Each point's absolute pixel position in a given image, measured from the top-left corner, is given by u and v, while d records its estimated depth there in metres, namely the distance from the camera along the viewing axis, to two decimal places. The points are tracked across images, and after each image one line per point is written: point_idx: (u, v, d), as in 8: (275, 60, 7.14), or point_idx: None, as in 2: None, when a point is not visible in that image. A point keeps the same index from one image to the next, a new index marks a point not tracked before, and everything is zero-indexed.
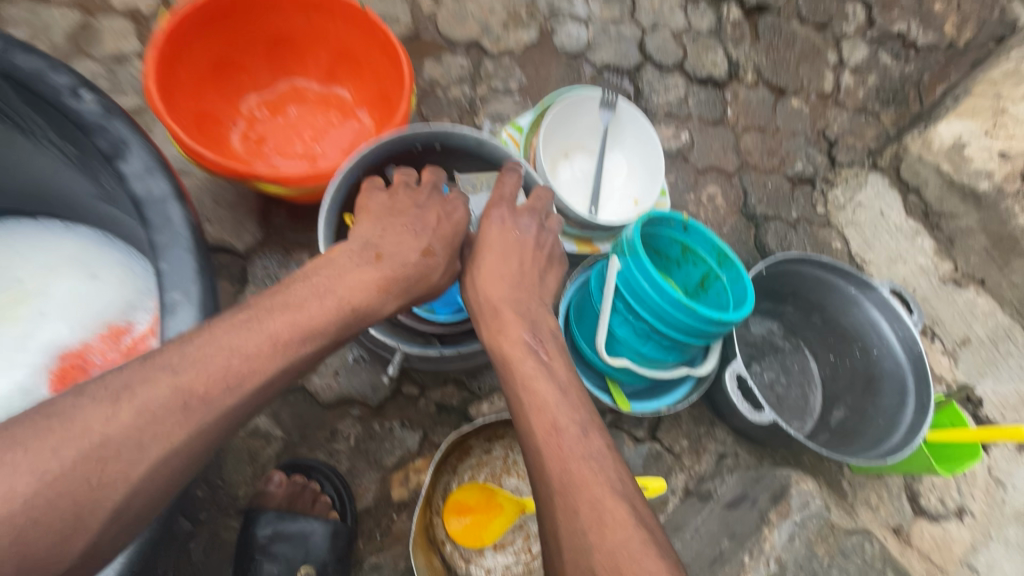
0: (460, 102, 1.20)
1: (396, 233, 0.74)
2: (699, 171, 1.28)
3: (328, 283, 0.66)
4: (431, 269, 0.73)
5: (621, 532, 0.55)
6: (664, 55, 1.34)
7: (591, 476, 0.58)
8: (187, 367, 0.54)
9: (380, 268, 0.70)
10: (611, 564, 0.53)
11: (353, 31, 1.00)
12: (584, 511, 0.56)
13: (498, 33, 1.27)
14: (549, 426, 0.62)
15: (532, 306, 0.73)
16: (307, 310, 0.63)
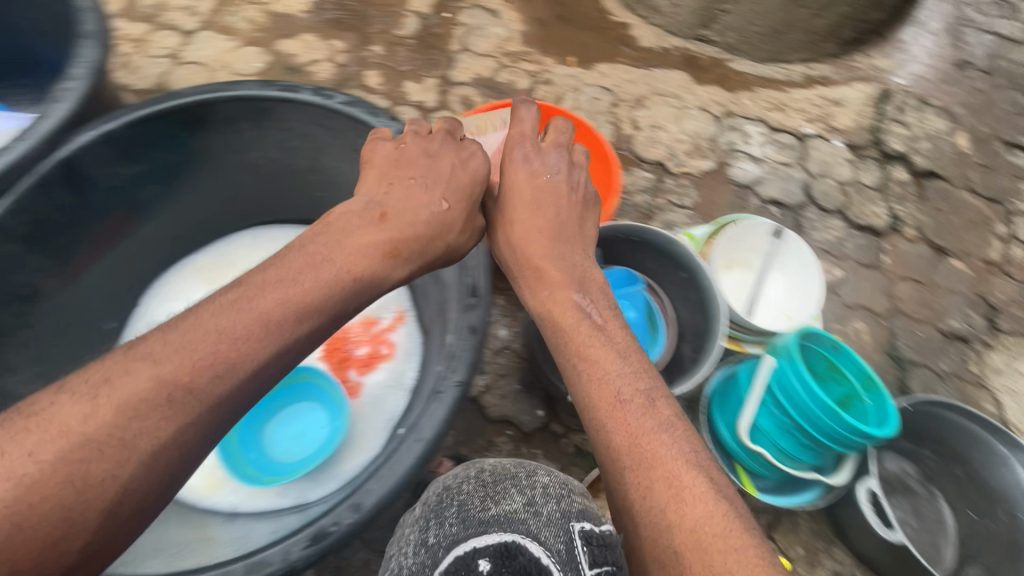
0: (640, 206, 1.44)
1: (409, 194, 0.85)
2: (847, 306, 1.38)
3: (327, 251, 0.75)
4: (447, 231, 0.85)
5: (695, 505, 0.65)
6: (827, 199, 1.51)
7: (660, 452, 0.70)
8: (165, 357, 0.62)
9: (385, 227, 0.80)
10: (693, 538, 0.63)
11: None
12: (658, 488, 0.67)
13: (681, 158, 1.53)
14: (612, 399, 0.75)
15: (568, 253, 0.89)
16: (301, 282, 0.71)
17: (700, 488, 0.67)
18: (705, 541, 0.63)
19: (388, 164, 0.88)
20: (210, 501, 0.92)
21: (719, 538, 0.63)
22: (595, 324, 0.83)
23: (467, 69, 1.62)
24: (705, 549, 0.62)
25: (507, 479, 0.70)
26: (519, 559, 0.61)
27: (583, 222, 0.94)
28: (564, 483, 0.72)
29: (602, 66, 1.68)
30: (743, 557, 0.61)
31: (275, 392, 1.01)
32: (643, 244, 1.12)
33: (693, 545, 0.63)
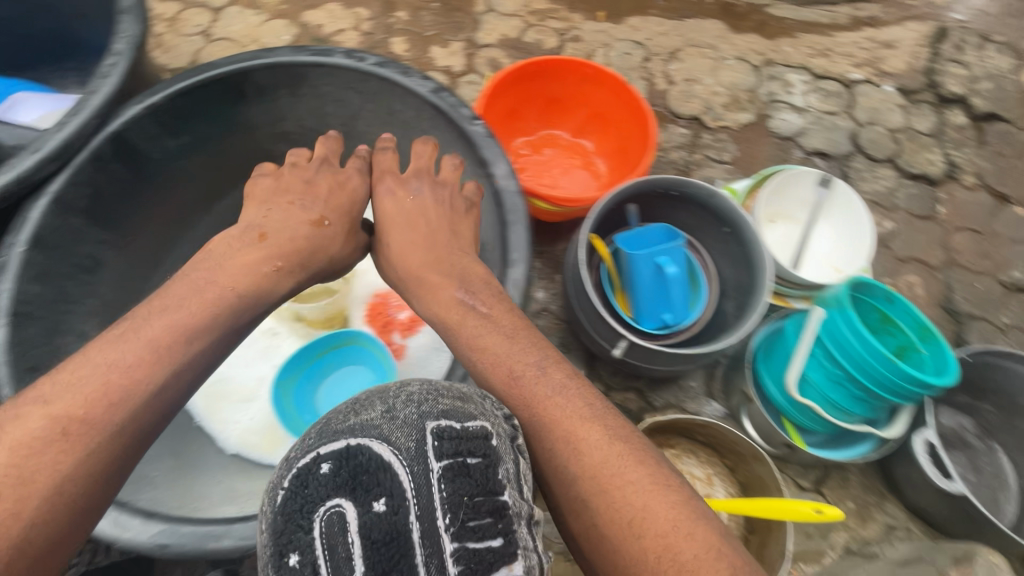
0: (676, 163, 1.40)
1: (279, 215, 0.92)
2: (900, 259, 1.31)
3: (212, 275, 0.82)
4: (325, 240, 0.92)
5: (607, 465, 0.67)
6: (876, 148, 1.43)
7: (547, 411, 0.72)
8: (57, 394, 0.64)
9: (260, 247, 0.87)
10: (597, 483, 0.66)
11: (612, 97, 1.27)
12: (558, 446, 0.69)
13: (719, 112, 1.47)
14: (507, 377, 0.75)
15: (453, 250, 0.91)
16: (187, 308, 0.76)
17: (608, 447, 0.68)
18: (605, 482, 0.66)
19: (263, 194, 0.96)
20: (270, 458, 0.97)
21: (620, 475, 0.66)
22: (481, 315, 0.82)
23: (494, 31, 1.58)
24: (604, 489, 0.66)
25: (377, 395, 0.68)
26: (359, 458, 0.60)
27: (459, 223, 0.95)
28: (437, 387, 0.69)
29: (632, 19, 1.61)
30: (638, 486, 0.65)
31: (326, 355, 1.03)
32: (685, 198, 1.08)
33: (595, 487, 0.66)
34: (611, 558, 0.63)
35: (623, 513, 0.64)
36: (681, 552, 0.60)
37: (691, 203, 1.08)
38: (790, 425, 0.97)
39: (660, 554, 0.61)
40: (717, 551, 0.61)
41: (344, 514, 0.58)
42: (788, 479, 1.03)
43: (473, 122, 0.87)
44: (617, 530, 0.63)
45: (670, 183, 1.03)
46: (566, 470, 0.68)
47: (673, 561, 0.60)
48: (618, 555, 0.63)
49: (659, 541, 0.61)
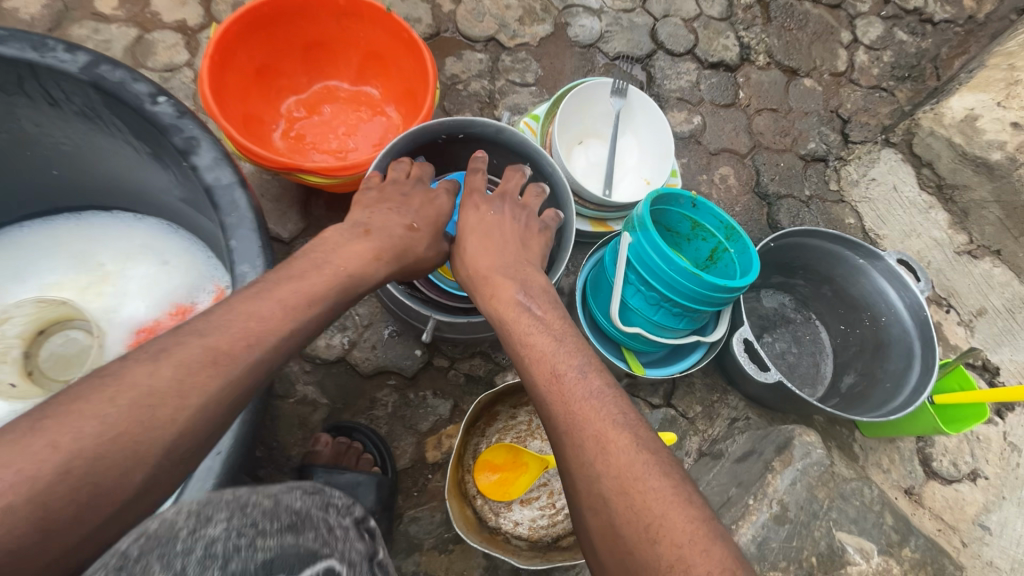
0: (479, 95, 1.27)
1: (383, 215, 0.83)
2: (712, 153, 1.32)
3: (325, 253, 0.73)
4: (417, 242, 0.84)
5: (649, 475, 0.57)
6: (675, 42, 1.39)
7: (583, 410, 0.63)
8: (212, 328, 0.59)
9: (369, 240, 0.78)
10: (618, 486, 0.57)
11: (380, 31, 1.08)
12: (587, 445, 0.61)
13: (514, 28, 1.33)
14: (550, 374, 0.67)
15: (494, 245, 0.84)
16: (311, 278, 0.68)
17: (648, 458, 0.59)
18: (629, 487, 0.57)
19: (364, 197, 0.85)
20: None
21: (644, 481, 0.57)
22: (537, 317, 0.74)
23: None
24: (634, 504, 0.56)
25: (151, 554, 0.32)
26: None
27: (526, 239, 0.87)
28: (252, 516, 0.35)
29: None
30: (661, 495, 0.56)
31: None
32: (475, 138, 0.96)
33: (616, 487, 0.57)
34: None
35: (654, 529, 0.54)
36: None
37: (482, 142, 0.96)
38: (629, 354, 0.96)
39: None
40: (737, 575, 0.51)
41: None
42: (640, 401, 1.03)
43: (156, 101, 0.66)
44: (654, 556, 0.53)
45: (450, 126, 0.90)
46: (594, 480, 0.59)
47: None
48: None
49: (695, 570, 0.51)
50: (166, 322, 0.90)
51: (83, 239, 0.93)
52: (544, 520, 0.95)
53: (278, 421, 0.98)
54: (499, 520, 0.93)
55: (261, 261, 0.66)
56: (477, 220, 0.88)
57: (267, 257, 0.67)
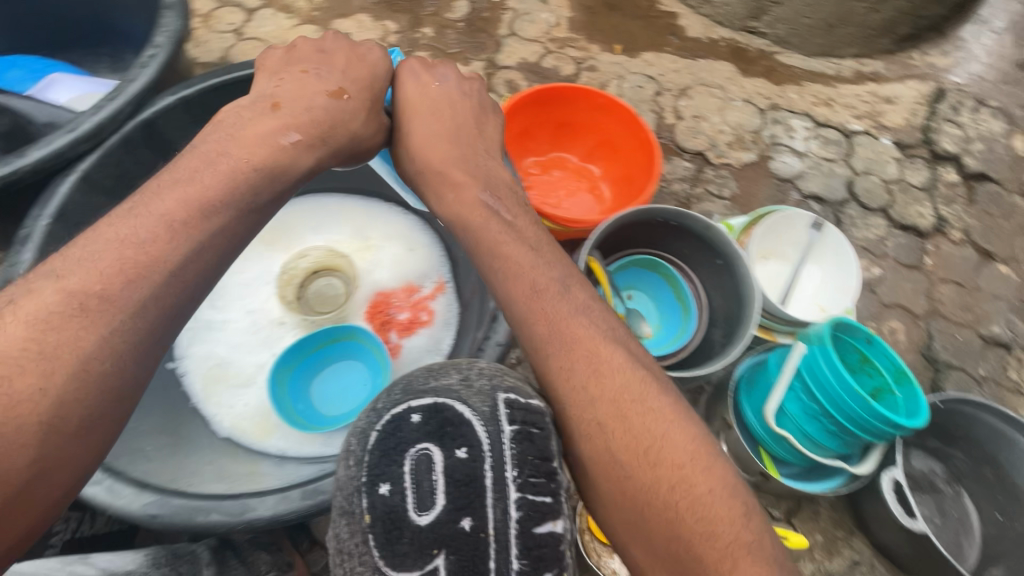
0: (678, 195, 1.46)
1: (294, 84, 0.87)
2: (884, 305, 1.36)
3: (224, 147, 0.76)
4: (349, 113, 0.88)
5: (679, 428, 0.64)
6: (870, 197, 1.49)
7: (601, 356, 0.68)
8: (71, 269, 0.60)
9: (280, 112, 0.82)
10: (613, 408, 0.65)
11: (621, 127, 1.32)
12: (578, 366, 0.67)
13: (723, 149, 1.53)
14: (528, 290, 0.74)
15: (298, 86, 0.87)
16: (199, 179, 0.71)
17: (668, 404, 0.66)
18: (626, 410, 0.65)
19: (277, 65, 0.91)
20: (262, 445, 0.98)
21: (640, 402, 0.65)
22: (505, 221, 0.82)
23: (514, 53, 1.65)
24: (656, 463, 0.62)
25: (451, 366, 0.71)
26: (445, 413, 0.64)
27: (476, 123, 0.95)
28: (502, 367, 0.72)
29: (647, 54, 1.70)
30: (658, 415, 0.65)
31: (324, 348, 1.05)
32: (682, 229, 1.13)
33: (614, 411, 0.65)
34: (670, 544, 0.59)
35: (678, 477, 0.62)
36: (739, 536, 0.59)
37: (687, 233, 1.12)
38: (768, 455, 1.01)
39: (723, 542, 0.59)
40: (732, 491, 0.62)
41: (431, 457, 0.62)
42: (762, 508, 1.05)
43: None
44: (676, 503, 0.60)
45: (669, 213, 1.07)
46: (608, 433, 0.64)
47: (740, 560, 0.58)
48: (676, 539, 0.59)
49: (718, 524, 0.60)
50: (397, 292, 1.16)
51: (364, 213, 1.23)
52: None
53: None
54: (599, 562, 1.01)
55: None
56: (422, 93, 0.95)
57: None
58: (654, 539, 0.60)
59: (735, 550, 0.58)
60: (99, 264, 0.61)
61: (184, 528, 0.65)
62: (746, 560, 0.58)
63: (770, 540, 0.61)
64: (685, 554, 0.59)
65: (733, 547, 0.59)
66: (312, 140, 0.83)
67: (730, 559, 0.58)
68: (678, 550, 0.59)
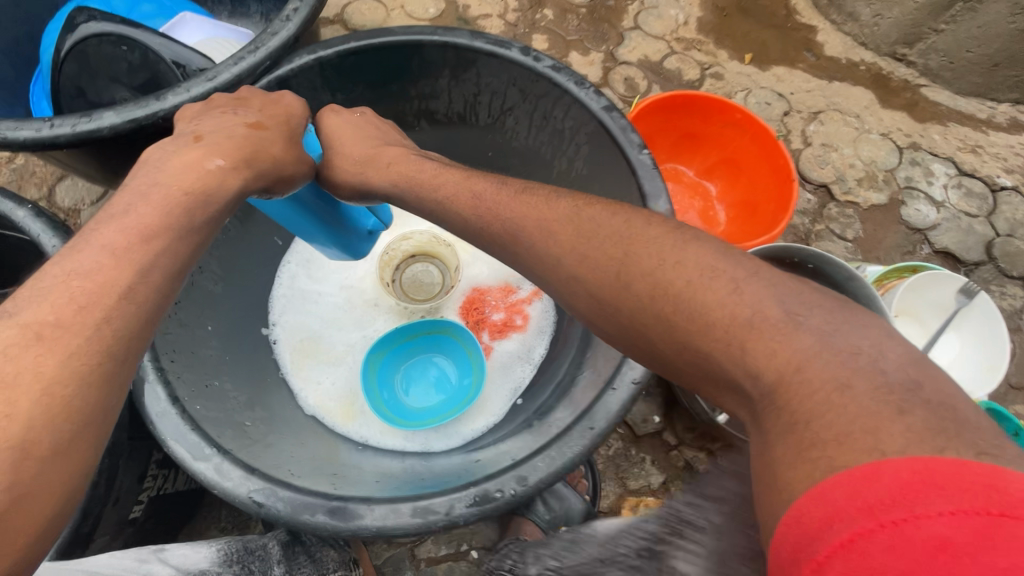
0: (796, 229, 1.35)
1: (212, 120, 0.70)
2: (1011, 385, 1.24)
3: (150, 178, 0.60)
4: (267, 141, 0.70)
5: (647, 245, 0.56)
6: (1011, 263, 1.34)
7: (559, 228, 0.62)
8: (24, 305, 0.45)
9: (198, 143, 0.65)
10: (576, 256, 0.59)
11: (753, 148, 1.22)
12: (536, 234, 0.63)
13: (850, 185, 1.40)
14: (477, 206, 0.69)
15: (218, 117, 0.70)
16: (143, 206, 0.56)
17: (624, 229, 0.58)
18: (591, 251, 0.59)
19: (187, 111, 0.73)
20: (345, 429, 0.95)
21: (594, 237, 0.59)
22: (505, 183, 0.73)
23: (636, 49, 1.55)
24: (627, 285, 0.55)
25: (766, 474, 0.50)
26: None
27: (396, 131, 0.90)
28: None
29: (778, 68, 1.56)
30: (616, 240, 0.58)
31: (417, 338, 1.02)
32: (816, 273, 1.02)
33: (580, 258, 0.59)
34: (683, 353, 0.50)
35: (653, 285, 0.53)
36: (738, 313, 0.47)
37: (820, 279, 1.02)
38: None
39: (721, 328, 0.47)
40: (715, 269, 0.51)
41: None
42: None
43: (642, 151, 0.83)
44: (666, 311, 0.51)
45: (809, 256, 0.97)
46: (586, 280, 0.58)
47: (751, 342, 0.45)
48: (687, 348, 0.50)
49: (711, 313, 0.48)
50: (493, 291, 1.10)
51: None
52: None
53: None
54: None
55: None
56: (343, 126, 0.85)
57: None
58: (667, 354, 0.52)
59: (738, 333, 0.46)
60: (59, 291, 0.46)
61: (288, 523, 0.63)
62: (758, 337, 0.45)
63: (788, 302, 0.47)
64: (701, 363, 0.49)
65: (735, 330, 0.47)
66: (237, 164, 0.65)
67: (738, 343, 0.46)
68: (694, 356, 0.49)
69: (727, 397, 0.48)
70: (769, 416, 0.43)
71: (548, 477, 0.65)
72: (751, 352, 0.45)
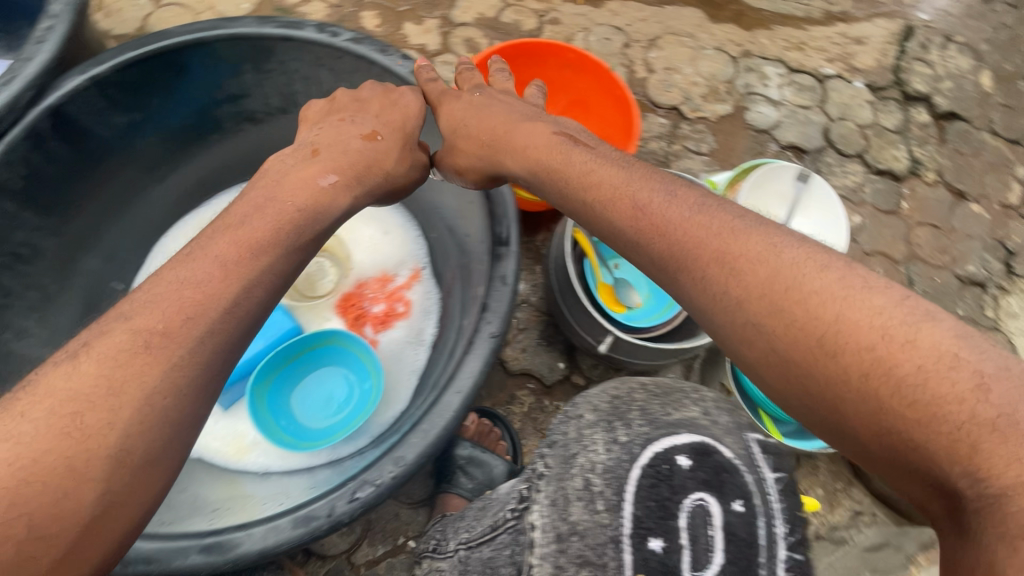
0: (656, 153, 1.40)
1: (332, 132, 0.83)
2: (865, 253, 1.36)
3: (269, 192, 0.73)
4: (379, 149, 0.83)
5: (860, 305, 0.50)
6: (846, 144, 1.46)
7: (742, 255, 0.56)
8: None
9: (313, 159, 0.79)
10: (768, 307, 0.53)
11: (593, 85, 1.24)
12: (711, 270, 0.57)
13: (697, 102, 1.47)
14: (632, 210, 0.65)
15: (338, 129, 0.84)
16: (250, 224, 0.68)
17: (769, 244, 0.56)
18: (783, 300, 0.53)
19: (316, 114, 0.87)
20: (240, 464, 0.92)
21: (799, 287, 0.52)
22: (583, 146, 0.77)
23: (469, 9, 1.51)
24: (834, 355, 0.49)
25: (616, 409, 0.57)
26: (712, 457, 0.53)
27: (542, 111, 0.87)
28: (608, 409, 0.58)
29: (611, 3, 1.58)
30: (823, 291, 0.51)
31: (303, 356, 0.97)
32: None
33: (763, 306, 0.53)
34: (884, 439, 0.46)
35: (870, 363, 0.47)
36: (977, 416, 0.43)
37: None
38: (767, 420, 0.98)
39: (953, 422, 0.43)
40: (953, 358, 0.45)
41: (704, 506, 0.51)
42: None
43: None
44: (881, 396, 0.46)
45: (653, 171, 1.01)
46: (767, 330, 0.53)
47: (988, 444, 0.42)
48: (894, 432, 0.46)
49: (947, 405, 0.44)
50: (373, 281, 1.07)
51: None
52: None
53: None
54: None
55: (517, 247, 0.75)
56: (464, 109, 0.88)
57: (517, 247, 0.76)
58: (857, 424, 0.48)
59: (973, 431, 0.43)
60: None
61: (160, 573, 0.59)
62: (996, 442, 0.42)
63: None
64: (919, 451, 0.45)
65: (971, 430, 0.43)
66: (348, 180, 0.79)
67: (969, 444, 0.43)
68: (909, 445, 0.45)
69: (913, 482, 0.46)
70: (984, 525, 0.41)
71: (424, 453, 0.64)
72: (988, 456, 0.42)
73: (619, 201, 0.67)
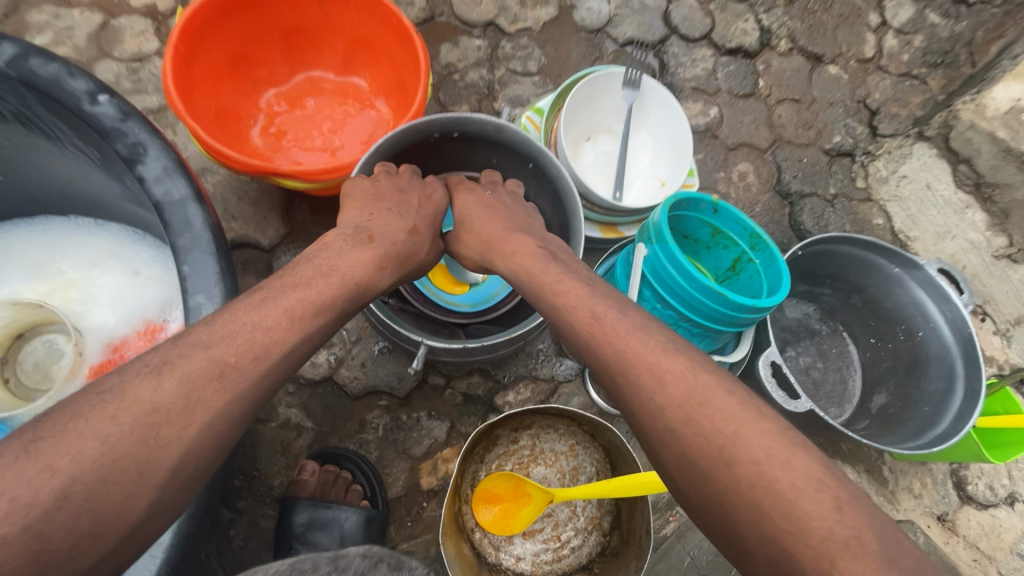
0: (478, 86, 1.17)
1: (384, 216, 0.72)
2: (729, 148, 1.23)
3: (329, 264, 0.64)
4: (418, 246, 0.74)
5: (754, 427, 0.48)
6: (690, 26, 1.28)
7: (668, 367, 0.53)
8: None
9: (373, 247, 0.68)
10: (682, 415, 0.50)
11: (367, 18, 0.97)
12: (644, 383, 0.53)
13: (515, 12, 1.22)
14: (590, 318, 0.59)
15: (385, 216, 0.72)
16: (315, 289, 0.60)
17: (689, 359, 0.54)
18: (691, 412, 0.50)
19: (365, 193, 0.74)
20: None
21: (703, 401, 0.50)
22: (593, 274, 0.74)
23: None
24: (728, 464, 0.47)
25: None
26: None
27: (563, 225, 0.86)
28: None
29: None
30: (719, 407, 0.49)
31: None
32: (471, 137, 0.86)
33: (679, 417, 0.50)
34: (760, 553, 0.44)
35: (755, 476, 0.45)
36: (837, 533, 0.41)
37: (477, 143, 0.87)
38: None
39: (817, 536, 0.42)
40: (820, 481, 0.44)
41: None
42: None
43: (96, 100, 0.59)
44: (763, 509, 0.44)
45: (442, 119, 0.79)
46: (674, 435, 0.50)
47: (845, 560, 0.40)
48: (768, 553, 0.43)
49: (813, 524, 0.42)
50: (135, 341, 0.81)
51: (37, 245, 0.84)
52: (547, 555, 0.86)
53: (259, 447, 0.90)
54: (499, 555, 0.86)
55: (220, 290, 0.58)
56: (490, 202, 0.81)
57: (226, 283, 0.60)
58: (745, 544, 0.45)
59: (833, 547, 0.41)
60: None
61: None
62: (853, 562, 0.40)
63: (885, 532, 0.42)
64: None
65: (829, 546, 0.41)
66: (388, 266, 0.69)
67: (829, 559, 0.40)
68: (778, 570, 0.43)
69: None
70: None
71: None
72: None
73: (578, 310, 0.61)
